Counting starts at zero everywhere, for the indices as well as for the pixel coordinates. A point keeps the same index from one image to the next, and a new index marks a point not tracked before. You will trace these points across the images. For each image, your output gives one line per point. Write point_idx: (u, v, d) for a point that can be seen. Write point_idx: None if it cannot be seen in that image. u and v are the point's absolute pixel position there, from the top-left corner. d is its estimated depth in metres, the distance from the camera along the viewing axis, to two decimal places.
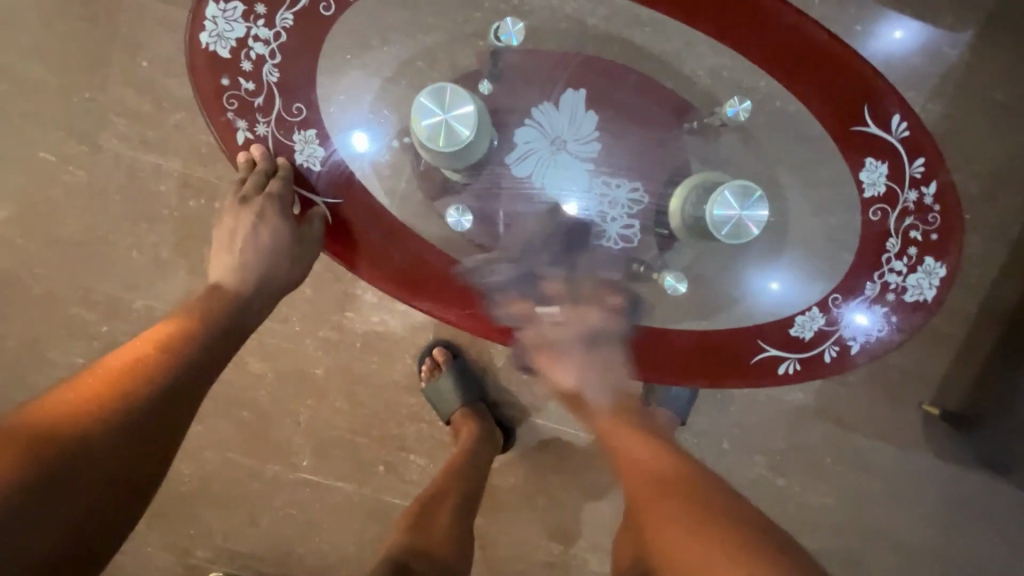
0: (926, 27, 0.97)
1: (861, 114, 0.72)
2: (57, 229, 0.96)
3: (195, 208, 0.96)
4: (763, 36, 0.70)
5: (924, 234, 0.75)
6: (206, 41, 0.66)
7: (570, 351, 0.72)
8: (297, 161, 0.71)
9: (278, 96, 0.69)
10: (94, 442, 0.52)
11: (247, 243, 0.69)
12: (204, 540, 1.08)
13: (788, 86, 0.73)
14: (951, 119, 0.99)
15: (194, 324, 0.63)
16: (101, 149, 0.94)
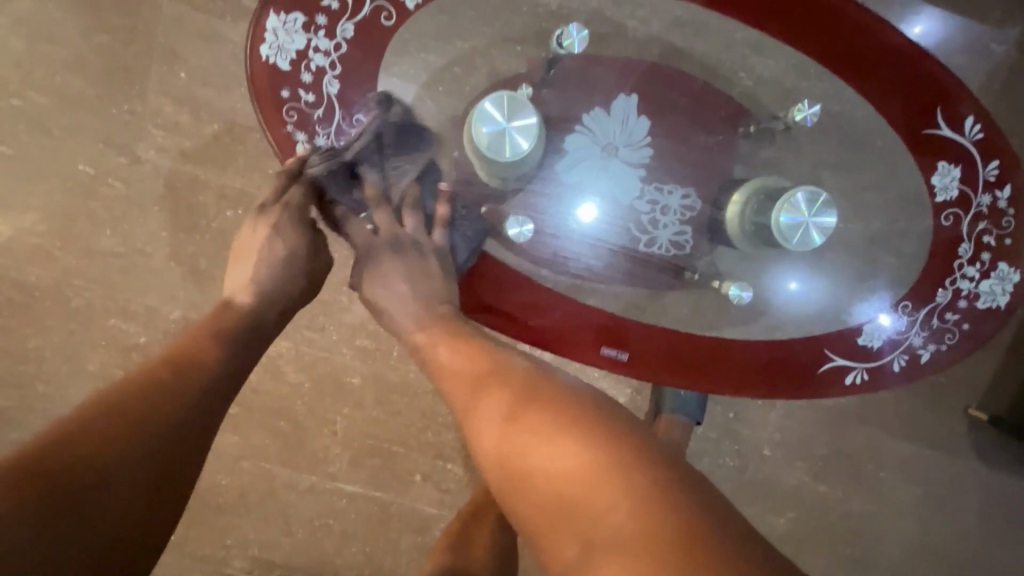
0: (972, 24, 0.94)
1: (933, 116, 0.72)
2: (96, 241, 0.96)
3: (233, 218, 0.95)
4: (833, 37, 0.70)
5: (997, 239, 0.73)
6: (267, 54, 0.65)
7: (373, 258, 0.69)
8: (354, 173, 0.69)
9: (338, 108, 0.68)
10: (108, 451, 0.50)
11: (268, 252, 0.67)
12: (240, 551, 1.07)
13: (854, 87, 0.72)
14: (999, 117, 0.96)
15: (216, 337, 0.62)
16: (140, 161, 0.94)
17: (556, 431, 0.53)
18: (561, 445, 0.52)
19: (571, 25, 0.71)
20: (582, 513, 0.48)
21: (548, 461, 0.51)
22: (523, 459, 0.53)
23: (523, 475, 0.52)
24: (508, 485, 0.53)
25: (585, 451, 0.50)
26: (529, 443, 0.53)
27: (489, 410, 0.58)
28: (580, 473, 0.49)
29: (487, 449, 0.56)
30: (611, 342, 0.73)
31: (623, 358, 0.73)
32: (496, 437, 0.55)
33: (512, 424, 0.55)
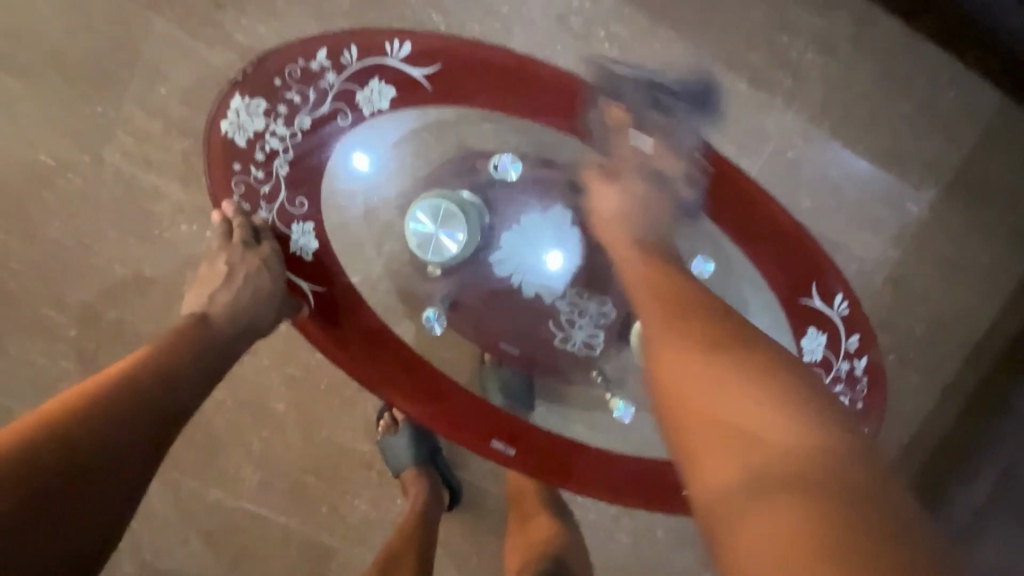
0: (893, 181, 1.05)
1: (809, 287, 0.81)
2: (43, 231, 0.98)
3: (186, 232, 0.98)
4: (744, 205, 0.78)
5: (851, 401, 0.82)
6: (226, 129, 0.69)
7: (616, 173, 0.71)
8: (292, 248, 0.75)
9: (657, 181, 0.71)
10: (64, 450, 0.50)
11: (233, 280, 0.68)
12: (132, 554, 1.07)
13: (746, 249, 0.80)
14: (904, 267, 1.07)
15: (180, 343, 0.63)
16: (102, 162, 0.96)
17: (777, 395, 0.49)
18: (781, 409, 0.48)
19: (505, 154, 0.78)
20: (766, 466, 0.45)
21: (747, 409, 0.49)
22: (723, 400, 0.50)
23: (713, 414, 0.50)
24: (684, 415, 0.52)
25: (804, 426, 0.47)
26: (731, 385, 0.51)
27: (691, 347, 0.56)
28: (780, 435, 0.47)
29: (664, 377, 0.55)
30: (502, 436, 0.77)
31: (511, 452, 0.77)
32: (670, 372, 0.55)
33: (707, 368, 0.53)
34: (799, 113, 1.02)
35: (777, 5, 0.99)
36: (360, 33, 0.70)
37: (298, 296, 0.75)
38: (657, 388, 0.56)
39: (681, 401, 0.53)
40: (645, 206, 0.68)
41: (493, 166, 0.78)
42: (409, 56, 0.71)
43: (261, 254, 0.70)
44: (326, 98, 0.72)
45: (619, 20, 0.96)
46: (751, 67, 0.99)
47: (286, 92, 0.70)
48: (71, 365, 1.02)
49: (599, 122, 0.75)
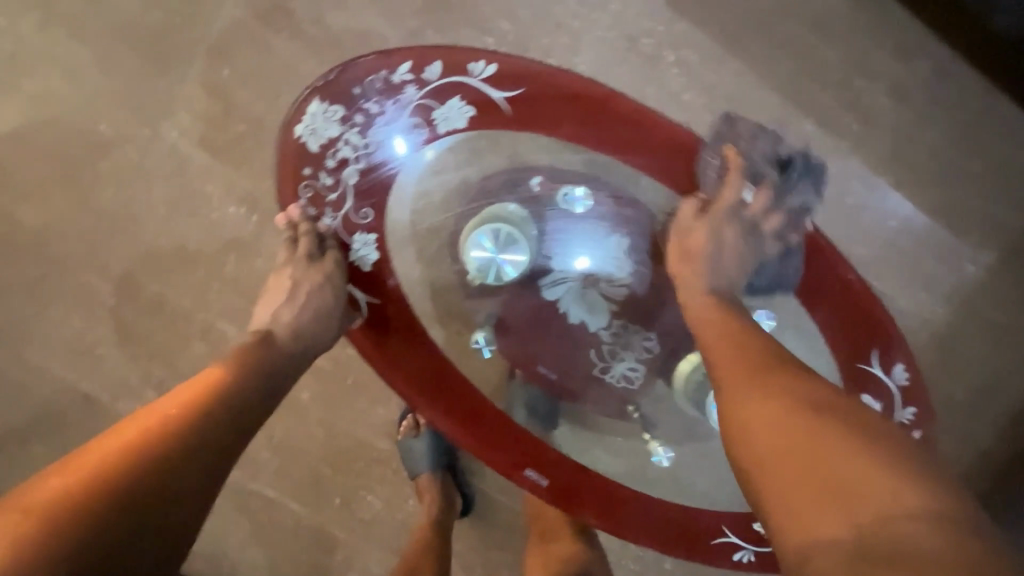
0: (952, 238, 1.02)
1: (869, 352, 0.78)
2: (96, 198, 1.00)
3: (233, 214, 0.99)
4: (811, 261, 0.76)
5: None
6: (301, 133, 0.69)
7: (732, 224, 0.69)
8: (352, 258, 0.75)
9: (766, 229, 0.70)
10: (135, 488, 0.51)
11: (295, 296, 0.70)
12: None
13: (806, 304, 0.78)
14: (952, 327, 1.04)
15: (242, 370, 0.63)
16: (159, 137, 0.97)
17: (885, 455, 0.47)
18: (893, 468, 0.45)
19: (578, 188, 0.76)
20: (876, 526, 0.42)
21: (851, 462, 0.46)
22: (822, 453, 0.48)
23: (813, 465, 0.47)
24: (772, 466, 0.50)
25: (915, 487, 0.44)
26: (831, 437, 0.49)
27: (785, 400, 0.54)
28: (893, 493, 0.43)
29: (741, 434, 0.55)
30: (536, 466, 0.75)
31: (544, 484, 0.75)
32: (748, 427, 0.54)
33: (802, 422, 0.51)
34: (862, 159, 0.99)
35: (854, 47, 0.96)
36: (448, 49, 0.68)
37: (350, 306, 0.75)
38: (742, 440, 0.54)
39: (759, 460, 0.52)
40: (718, 254, 0.68)
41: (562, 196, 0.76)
42: (494, 78, 0.69)
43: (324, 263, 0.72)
44: (406, 112, 0.70)
45: (691, 46, 0.95)
46: (820, 107, 0.97)
47: (365, 102, 0.69)
48: (108, 332, 1.03)
49: (656, 156, 0.72)
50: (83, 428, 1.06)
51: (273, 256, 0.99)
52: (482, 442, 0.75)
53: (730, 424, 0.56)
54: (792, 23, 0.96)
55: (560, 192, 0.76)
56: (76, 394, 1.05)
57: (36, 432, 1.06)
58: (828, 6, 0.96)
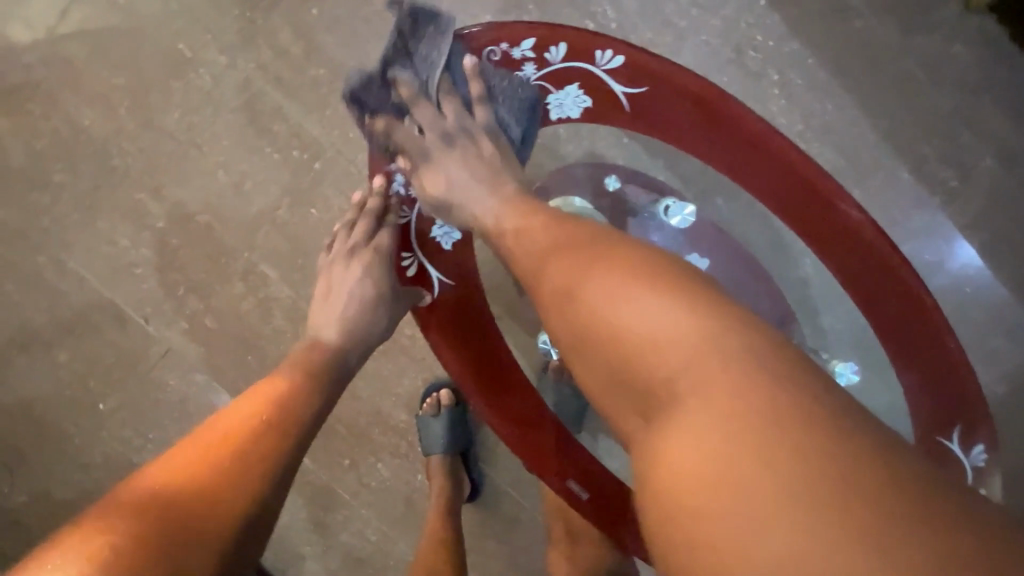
0: None
1: (949, 429, 0.71)
2: (161, 119, 0.98)
3: (295, 157, 0.98)
4: (907, 320, 0.72)
5: None
6: None
7: (432, 159, 0.65)
8: (431, 233, 0.74)
9: (454, 150, 0.65)
10: (233, 506, 0.49)
11: (347, 290, 0.69)
12: (155, 449, 1.09)
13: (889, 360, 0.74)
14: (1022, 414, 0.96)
15: (306, 382, 0.62)
16: (236, 69, 0.96)
17: (662, 291, 0.44)
18: (672, 303, 0.43)
19: (680, 201, 0.78)
20: (666, 379, 0.42)
21: (634, 314, 0.44)
22: (608, 322, 0.45)
23: (607, 332, 0.45)
24: (584, 347, 0.48)
25: (693, 317, 0.42)
26: (609, 295, 0.46)
27: (572, 264, 0.50)
28: (674, 336, 0.42)
29: (563, 322, 0.50)
30: (579, 477, 0.73)
31: (584, 496, 0.73)
32: (566, 313, 0.49)
33: (607, 281, 0.47)
34: (954, 218, 0.93)
35: (970, 99, 0.90)
36: (574, 32, 0.69)
37: (421, 280, 0.74)
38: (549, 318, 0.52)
39: (587, 348, 0.47)
40: (466, 192, 0.63)
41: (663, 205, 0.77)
42: (615, 70, 0.71)
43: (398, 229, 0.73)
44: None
45: (798, 68, 0.89)
46: (919, 157, 0.91)
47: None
48: (150, 254, 1.03)
49: (797, 191, 0.72)
50: (111, 345, 1.06)
51: (328, 208, 0.99)
52: (529, 446, 0.73)
53: (553, 319, 0.51)
54: (909, 59, 0.89)
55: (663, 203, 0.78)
56: (108, 310, 1.05)
57: (64, 340, 1.06)
58: (952, 50, 0.89)
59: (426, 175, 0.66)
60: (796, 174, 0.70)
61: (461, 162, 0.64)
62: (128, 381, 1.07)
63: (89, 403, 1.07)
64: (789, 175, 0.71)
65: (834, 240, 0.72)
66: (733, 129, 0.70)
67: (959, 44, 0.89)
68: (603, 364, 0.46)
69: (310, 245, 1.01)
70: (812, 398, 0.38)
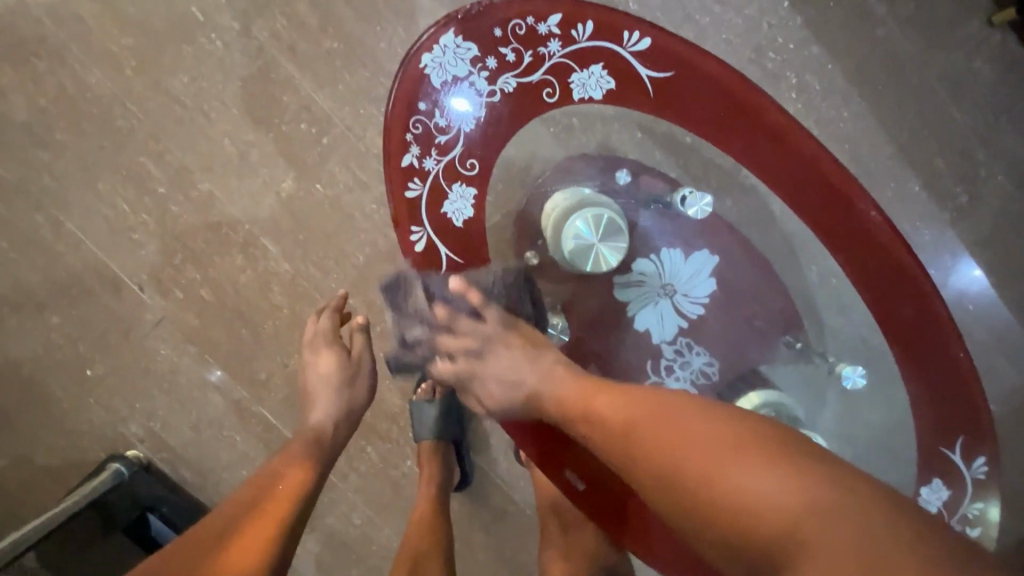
0: None
1: (954, 439, 0.74)
2: (169, 82, 0.97)
3: (304, 130, 0.97)
4: (918, 327, 0.74)
5: None
6: (426, 64, 0.67)
7: (473, 375, 0.66)
8: (443, 209, 0.69)
9: (487, 360, 0.64)
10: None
11: (322, 375, 0.78)
12: (142, 418, 1.07)
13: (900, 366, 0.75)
14: (1015, 435, 0.96)
15: (296, 464, 0.69)
16: (249, 36, 0.95)
17: (746, 456, 0.46)
18: (766, 467, 0.45)
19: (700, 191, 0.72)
20: (777, 556, 0.42)
21: (728, 489, 0.45)
22: (709, 488, 0.46)
23: (704, 512, 0.46)
24: (686, 530, 0.48)
25: (794, 483, 0.43)
26: (696, 468, 0.47)
27: (649, 433, 0.52)
28: (770, 509, 0.43)
29: (663, 491, 0.50)
30: (577, 468, 0.71)
31: (580, 487, 0.71)
32: (664, 482, 0.50)
33: (701, 446, 0.49)
34: (963, 234, 0.93)
35: (986, 116, 0.90)
36: (602, 12, 0.70)
37: (427, 258, 0.68)
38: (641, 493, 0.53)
39: (694, 520, 0.47)
40: (513, 401, 0.64)
41: (679, 196, 0.73)
42: (640, 52, 0.71)
43: (406, 203, 0.68)
44: (541, 65, 0.71)
45: (817, 73, 0.89)
46: (933, 171, 0.91)
47: (502, 47, 0.69)
48: (148, 220, 1.01)
49: (813, 183, 0.74)
50: (104, 309, 1.04)
51: (334, 184, 0.98)
52: (521, 429, 0.70)
53: (652, 491, 0.51)
54: (928, 71, 0.89)
55: (681, 192, 0.73)
56: (103, 274, 1.03)
57: (56, 302, 1.04)
58: (971, 65, 0.89)
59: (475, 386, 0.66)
60: (810, 165, 0.74)
61: (501, 369, 0.63)
62: (119, 348, 1.05)
63: (77, 367, 1.05)
64: (802, 169, 0.74)
65: (848, 236, 0.75)
66: (748, 120, 0.73)
67: (978, 60, 0.89)
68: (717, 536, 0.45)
69: (314, 221, 1.00)
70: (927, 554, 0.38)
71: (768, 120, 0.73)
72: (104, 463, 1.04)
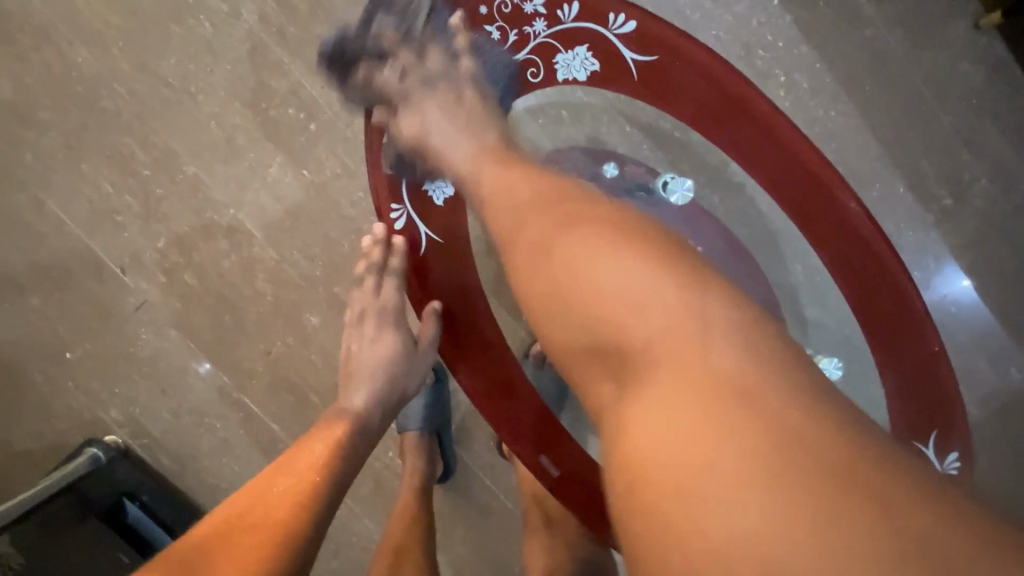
0: (1012, 342, 0.96)
1: (927, 434, 0.74)
2: (156, 63, 0.96)
3: (291, 116, 0.96)
4: (888, 308, 0.75)
5: None
6: (411, 40, 0.67)
7: (411, 107, 0.63)
8: (424, 186, 0.71)
9: (435, 91, 0.63)
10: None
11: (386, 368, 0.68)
12: (121, 404, 1.05)
13: (877, 359, 0.75)
14: (991, 437, 0.97)
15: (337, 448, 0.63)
16: (239, 19, 0.94)
17: (645, 256, 0.45)
18: (652, 270, 0.44)
19: (683, 178, 0.78)
20: (644, 355, 0.43)
21: (613, 289, 0.44)
22: (586, 277, 0.45)
23: (581, 306, 0.45)
24: (551, 316, 0.48)
25: (674, 289, 0.43)
26: (587, 265, 0.45)
27: (547, 222, 0.49)
28: (651, 317, 0.43)
29: (535, 275, 0.49)
30: (551, 452, 0.71)
31: (553, 473, 0.72)
32: (540, 268, 0.48)
33: (592, 238, 0.46)
34: (946, 236, 0.93)
35: (971, 119, 0.91)
36: None
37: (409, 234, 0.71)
38: (515, 284, 0.51)
39: (557, 303, 0.47)
40: (438, 127, 0.61)
41: (662, 182, 0.77)
42: (626, 34, 0.72)
43: (387, 177, 0.69)
44: (527, 45, 0.72)
45: (805, 72, 0.89)
46: (918, 171, 0.92)
47: (487, 25, 0.71)
48: (132, 202, 1.00)
49: (794, 174, 0.75)
50: (85, 291, 1.02)
51: (322, 170, 0.98)
52: (505, 417, 0.71)
53: (521, 275, 0.50)
54: (915, 72, 0.90)
55: (663, 178, 0.77)
56: (85, 256, 1.01)
57: (37, 283, 1.02)
58: (957, 68, 0.90)
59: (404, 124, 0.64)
60: (792, 156, 0.74)
61: (437, 116, 0.62)
62: (99, 331, 1.04)
63: (56, 350, 1.04)
64: (784, 159, 0.74)
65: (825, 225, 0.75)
66: (731, 108, 0.73)
67: (964, 63, 0.90)
68: (569, 311, 0.46)
69: (301, 207, 0.99)
70: (790, 381, 0.40)
71: (747, 105, 0.73)
72: (81, 447, 1.03)
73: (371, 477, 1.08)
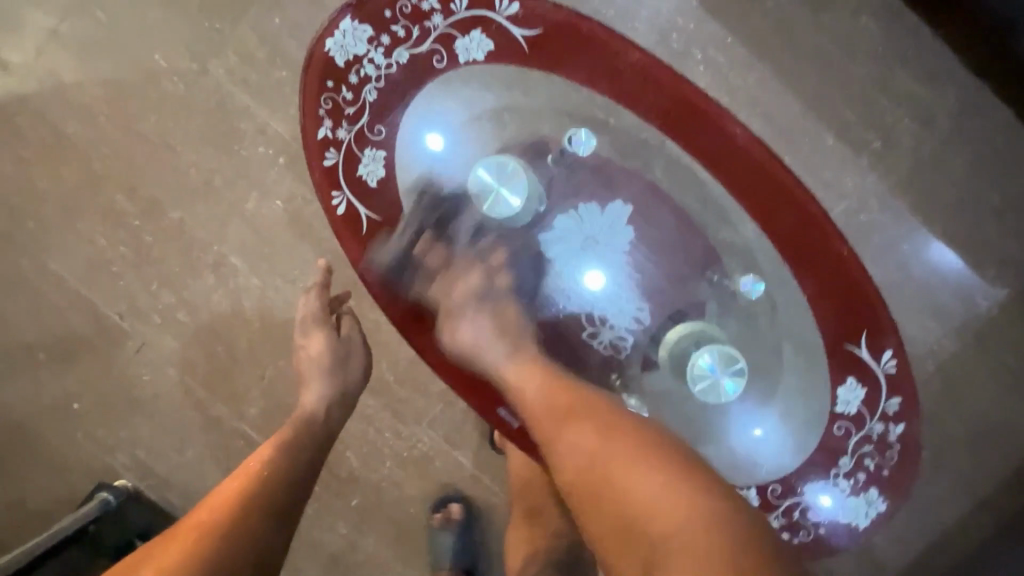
0: (967, 268, 0.98)
1: (857, 336, 0.82)
2: (137, 124, 1.06)
3: (261, 153, 1.06)
4: (806, 230, 0.80)
5: (875, 465, 0.84)
6: (330, 46, 0.78)
7: (463, 313, 0.75)
8: (358, 170, 0.80)
9: (486, 305, 0.76)
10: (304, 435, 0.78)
11: (320, 363, 0.83)
12: (128, 447, 1.10)
13: (801, 278, 0.83)
14: (960, 365, 0.98)
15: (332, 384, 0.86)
16: (208, 75, 1.05)
17: (659, 470, 0.56)
18: (664, 476, 0.56)
19: (582, 130, 0.82)
20: (667, 548, 0.52)
21: (639, 496, 0.55)
22: (612, 486, 0.57)
23: (606, 501, 0.57)
24: (588, 505, 0.58)
25: (678, 492, 0.54)
26: (624, 474, 0.57)
27: (582, 433, 0.61)
28: (664, 511, 0.53)
29: (570, 470, 0.61)
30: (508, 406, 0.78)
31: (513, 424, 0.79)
32: (572, 467, 0.60)
33: (619, 450, 0.59)
34: (881, 178, 0.98)
35: (883, 66, 0.97)
36: None
37: (349, 218, 0.80)
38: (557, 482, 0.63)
39: (593, 486, 0.58)
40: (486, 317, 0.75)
41: (567, 138, 0.82)
42: (513, 15, 0.79)
43: (324, 168, 0.79)
44: (428, 37, 0.80)
45: (719, 46, 0.97)
46: (843, 121, 0.97)
47: (393, 24, 0.79)
48: (124, 252, 1.08)
49: (694, 120, 0.80)
50: (87, 341, 1.10)
51: (293, 198, 1.06)
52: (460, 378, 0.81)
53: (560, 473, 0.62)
54: (822, 31, 0.97)
55: (568, 133, 0.82)
56: (85, 309, 1.09)
57: (43, 338, 1.10)
58: (860, 24, 0.97)
59: (454, 325, 0.75)
60: (687, 100, 0.79)
61: (482, 334, 0.74)
62: (102, 378, 1.10)
63: (64, 401, 1.10)
64: (684, 111, 0.80)
65: (731, 161, 0.81)
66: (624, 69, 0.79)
67: (866, 17, 0.97)
68: (598, 496, 0.58)
69: (278, 235, 1.07)
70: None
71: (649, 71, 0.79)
72: (92, 492, 1.07)
73: (370, 489, 1.10)
